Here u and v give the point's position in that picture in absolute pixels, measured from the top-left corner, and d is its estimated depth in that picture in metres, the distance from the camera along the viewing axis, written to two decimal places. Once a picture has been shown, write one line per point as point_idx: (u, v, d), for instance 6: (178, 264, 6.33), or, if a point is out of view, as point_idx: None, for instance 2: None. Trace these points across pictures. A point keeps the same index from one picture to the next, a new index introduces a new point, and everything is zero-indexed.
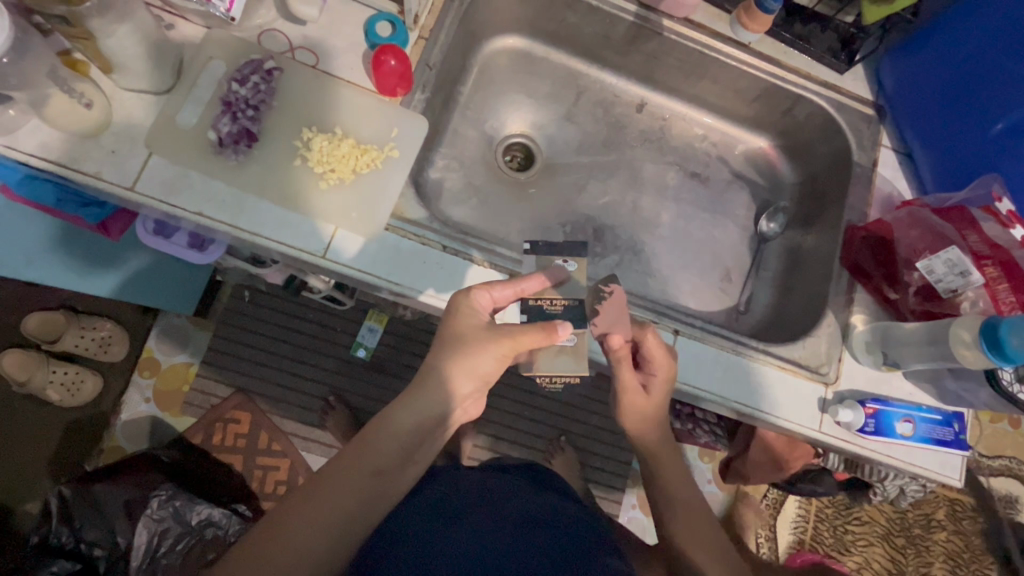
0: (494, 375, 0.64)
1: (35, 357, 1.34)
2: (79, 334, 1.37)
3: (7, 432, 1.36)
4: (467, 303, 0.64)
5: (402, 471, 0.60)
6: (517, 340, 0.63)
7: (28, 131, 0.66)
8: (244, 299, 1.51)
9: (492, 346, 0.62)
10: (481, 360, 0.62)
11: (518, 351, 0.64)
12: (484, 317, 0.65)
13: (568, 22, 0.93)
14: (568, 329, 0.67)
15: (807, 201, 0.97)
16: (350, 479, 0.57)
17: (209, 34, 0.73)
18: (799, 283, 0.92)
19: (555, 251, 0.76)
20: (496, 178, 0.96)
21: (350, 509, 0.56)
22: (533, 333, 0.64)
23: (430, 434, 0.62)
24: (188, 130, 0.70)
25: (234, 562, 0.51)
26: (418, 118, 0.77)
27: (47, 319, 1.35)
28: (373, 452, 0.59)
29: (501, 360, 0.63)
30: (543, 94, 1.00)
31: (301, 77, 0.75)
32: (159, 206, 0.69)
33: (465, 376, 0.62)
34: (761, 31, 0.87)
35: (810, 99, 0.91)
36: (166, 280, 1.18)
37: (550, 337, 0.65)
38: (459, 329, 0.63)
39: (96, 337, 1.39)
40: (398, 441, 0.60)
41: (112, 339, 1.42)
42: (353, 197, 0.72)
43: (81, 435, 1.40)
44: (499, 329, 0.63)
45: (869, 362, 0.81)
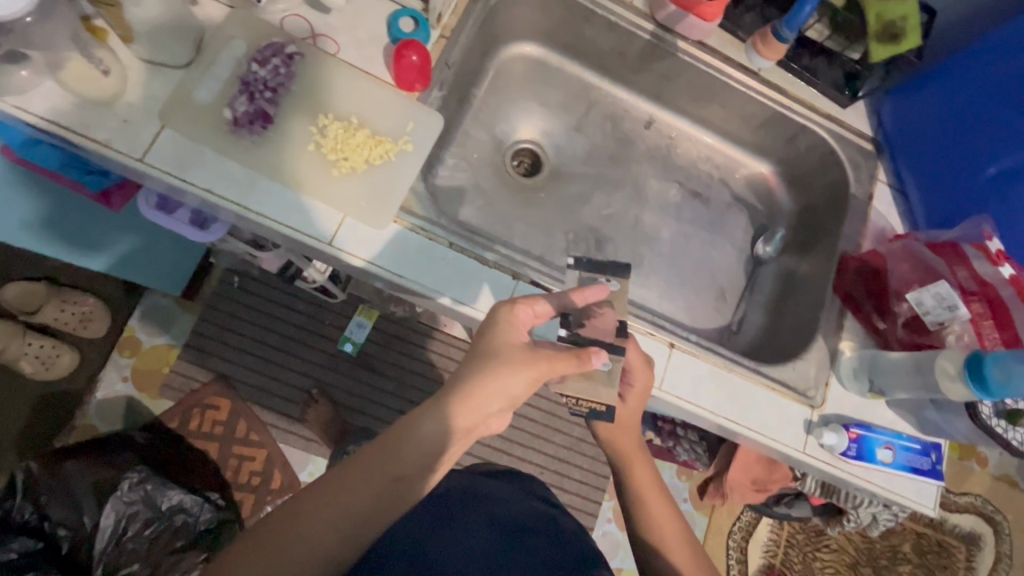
0: (522, 396, 0.62)
1: (12, 328, 1.32)
2: (59, 307, 1.35)
3: None
4: (508, 316, 0.63)
5: (421, 479, 0.58)
6: (551, 365, 0.62)
7: (40, 93, 0.65)
8: (233, 284, 1.50)
9: (526, 368, 0.60)
10: (510, 379, 0.60)
11: (550, 376, 0.62)
12: (521, 334, 0.63)
13: (585, 35, 0.95)
14: (602, 359, 0.63)
15: (803, 228, 1.00)
16: (368, 480, 0.56)
17: (233, 14, 0.73)
18: (790, 308, 0.94)
19: (597, 268, 0.72)
20: (502, 182, 0.97)
21: (365, 510, 0.55)
22: (564, 361, 0.62)
23: (451, 446, 0.60)
24: (204, 106, 0.69)
25: (251, 538, 0.53)
26: (434, 115, 0.78)
27: (27, 289, 1.34)
28: (393, 459, 0.57)
29: (530, 384, 0.61)
30: (555, 103, 1.02)
31: (320, 64, 0.75)
32: (167, 178, 0.68)
33: (494, 395, 0.60)
34: (774, 60, 0.90)
35: (812, 130, 0.93)
36: (157, 260, 1.17)
37: (581, 366, 0.63)
38: (492, 344, 0.61)
39: (76, 312, 1.37)
40: (421, 450, 0.58)
41: (92, 315, 1.39)
42: (364, 186, 0.73)
43: (51, 411, 1.38)
44: (534, 349, 0.62)
45: (855, 388, 0.83)
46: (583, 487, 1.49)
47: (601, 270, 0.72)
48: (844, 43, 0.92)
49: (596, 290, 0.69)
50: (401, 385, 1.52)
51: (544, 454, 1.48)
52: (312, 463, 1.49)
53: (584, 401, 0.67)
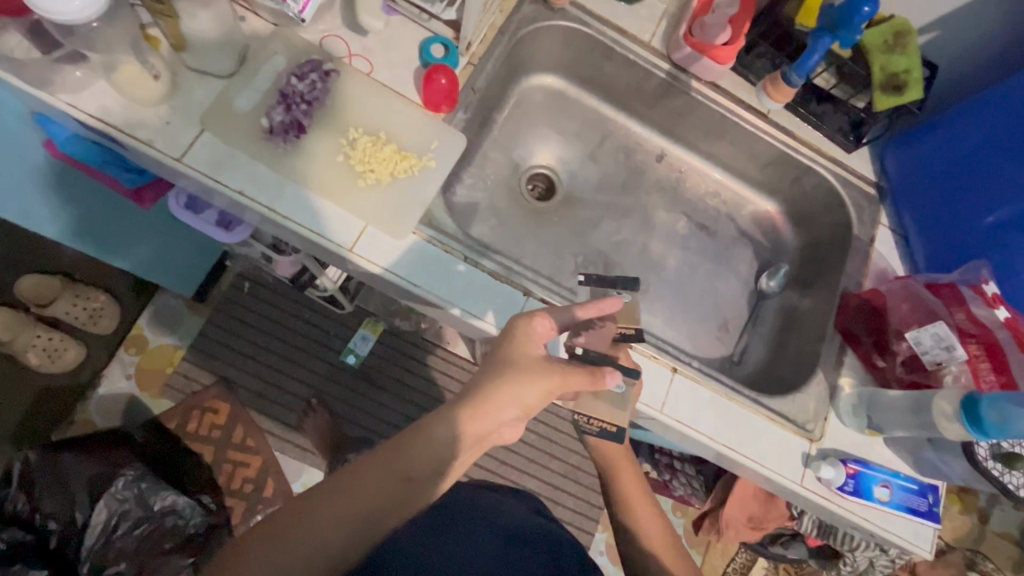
0: (534, 406, 0.64)
1: (24, 320, 1.36)
2: (71, 302, 1.40)
3: None
4: (526, 327, 0.65)
5: (431, 482, 0.60)
6: (564, 378, 0.64)
7: (91, 93, 0.70)
8: (243, 290, 1.53)
9: (542, 380, 0.63)
10: (526, 389, 0.62)
11: (563, 391, 0.65)
12: (537, 347, 0.65)
13: (604, 71, 0.99)
14: (616, 378, 0.66)
15: (806, 265, 1.03)
16: (380, 480, 0.58)
17: (276, 32, 0.77)
18: (792, 343, 0.96)
19: (608, 283, 0.75)
20: (517, 204, 1.00)
21: (375, 510, 0.56)
22: (579, 377, 0.65)
23: (464, 451, 0.61)
24: (242, 114, 0.73)
25: (260, 529, 0.54)
26: (458, 135, 0.81)
27: (42, 282, 1.40)
28: (405, 461, 0.59)
29: (544, 395, 0.63)
30: (572, 131, 1.05)
31: (355, 82, 0.79)
32: (200, 179, 0.72)
33: (509, 403, 0.62)
34: (783, 102, 0.94)
35: (818, 172, 0.97)
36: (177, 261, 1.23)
37: (595, 384, 0.65)
38: (509, 354, 0.64)
39: (87, 308, 1.42)
40: (434, 453, 0.59)
41: (102, 312, 1.44)
42: (389, 198, 0.76)
43: (52, 404, 1.41)
44: (549, 363, 0.64)
45: (854, 424, 0.84)
46: (576, 515, 1.48)
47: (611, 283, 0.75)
48: (850, 91, 0.96)
49: (610, 303, 0.70)
50: (402, 401, 1.53)
51: (538, 480, 1.47)
52: (306, 474, 1.49)
53: (593, 418, 0.69)
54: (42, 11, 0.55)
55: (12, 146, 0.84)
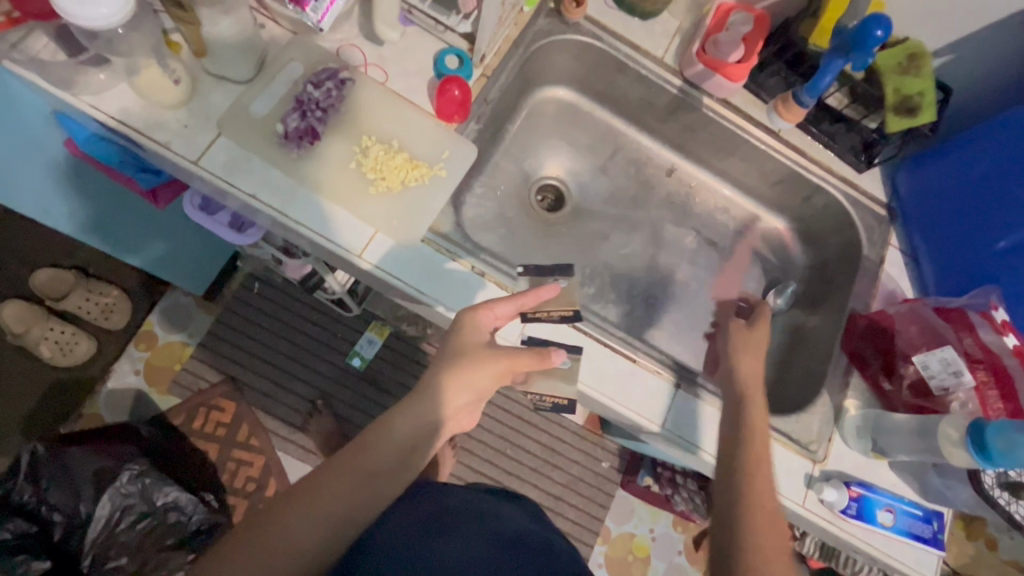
0: (490, 388, 0.70)
1: (37, 311, 1.41)
2: (85, 296, 1.42)
3: None
4: (471, 318, 0.70)
5: (397, 475, 0.63)
6: (513, 361, 0.69)
7: (113, 95, 0.72)
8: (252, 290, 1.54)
9: (491, 364, 0.68)
10: (478, 375, 0.68)
11: (513, 372, 0.70)
12: (483, 334, 0.71)
13: (616, 85, 1.00)
14: (562, 356, 0.71)
15: (814, 283, 1.03)
16: (348, 479, 0.60)
17: (295, 40, 0.79)
18: (798, 362, 0.96)
19: (544, 271, 0.82)
20: (526, 215, 1.02)
21: (346, 509, 0.59)
22: (526, 358, 0.70)
23: (426, 441, 0.66)
24: (259, 119, 0.75)
25: (235, 542, 0.56)
26: (469, 146, 0.81)
27: (56, 276, 1.42)
28: (371, 457, 0.63)
29: (495, 378, 0.69)
30: (582, 144, 1.06)
31: (369, 90, 0.80)
32: (214, 181, 0.73)
33: (463, 390, 0.67)
34: (793, 122, 0.94)
35: (828, 191, 0.97)
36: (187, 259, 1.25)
37: (544, 362, 0.70)
38: (461, 343, 0.69)
39: (100, 302, 1.44)
40: (396, 446, 0.64)
41: (115, 307, 1.47)
42: (398, 205, 0.77)
43: (63, 397, 1.44)
44: (496, 348, 0.70)
45: (859, 447, 0.84)
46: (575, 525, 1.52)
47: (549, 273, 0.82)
48: (862, 112, 0.96)
49: (547, 290, 0.73)
50: None
51: (541, 490, 1.52)
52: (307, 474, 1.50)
53: (547, 395, 0.77)
54: (69, 16, 0.56)
55: (33, 147, 0.85)
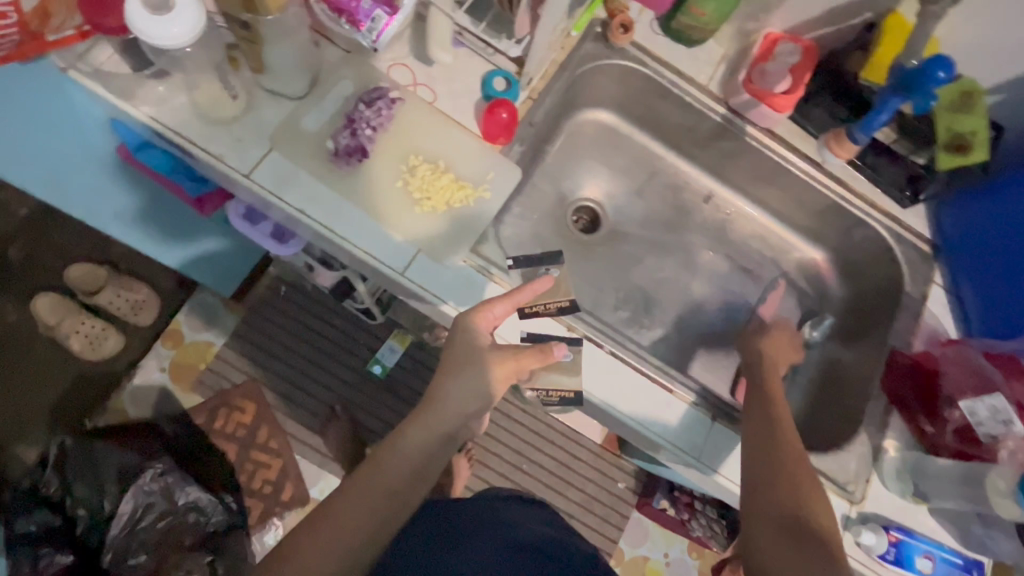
0: (496, 395, 0.71)
1: (69, 304, 1.48)
2: (116, 292, 1.48)
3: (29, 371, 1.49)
4: (474, 320, 0.71)
5: (415, 487, 0.64)
6: (518, 359, 0.71)
7: (170, 106, 0.74)
8: (279, 294, 1.56)
9: (497, 365, 0.70)
10: (484, 378, 0.69)
11: (519, 371, 0.72)
12: (486, 336, 0.72)
13: (658, 110, 0.99)
14: (563, 349, 0.73)
15: (851, 317, 1.01)
16: (366, 499, 0.61)
17: (347, 58, 0.80)
18: (834, 398, 0.94)
19: (536, 262, 0.80)
20: (562, 235, 1.01)
21: (368, 530, 0.60)
22: (530, 355, 0.71)
23: (438, 450, 0.67)
24: (310, 135, 0.76)
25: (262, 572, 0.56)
26: (513, 169, 0.82)
27: (89, 272, 1.49)
28: (385, 473, 0.63)
29: (503, 380, 0.71)
30: (621, 167, 1.06)
31: (418, 109, 0.81)
32: (264, 195, 0.74)
33: (473, 398, 0.70)
34: (843, 158, 0.93)
35: (871, 225, 0.95)
36: (218, 261, 1.25)
37: (546, 359, 0.72)
38: (465, 348, 0.71)
39: (130, 299, 1.50)
40: (409, 459, 0.65)
41: (144, 304, 1.51)
42: (442, 224, 0.77)
43: (91, 389, 1.50)
44: (499, 348, 0.72)
45: (897, 490, 0.82)
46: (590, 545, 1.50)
47: (540, 262, 0.80)
48: (910, 147, 0.94)
49: (543, 282, 0.74)
50: None
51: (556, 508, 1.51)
52: (324, 480, 1.50)
53: (554, 390, 0.77)
54: (137, 32, 0.57)
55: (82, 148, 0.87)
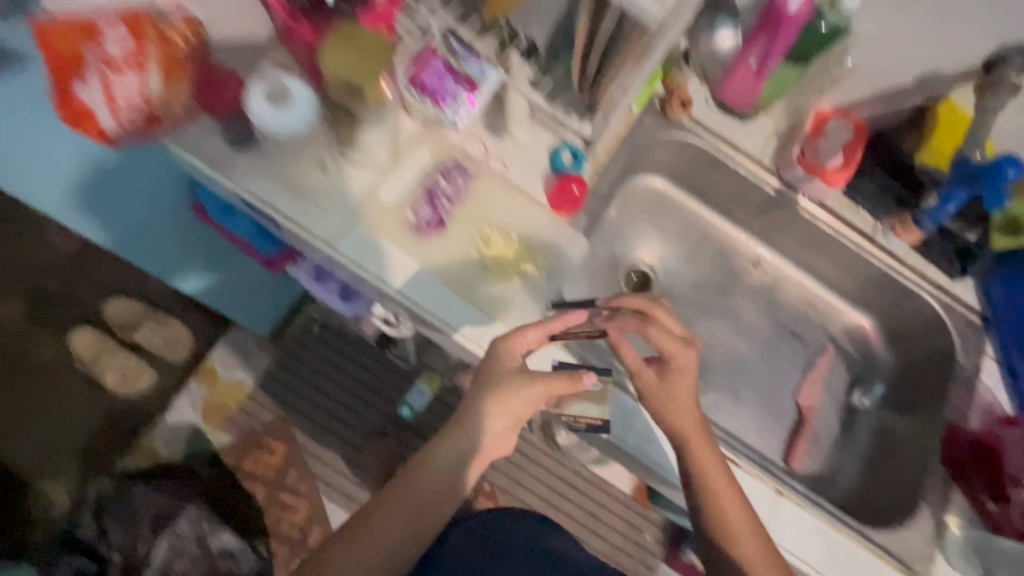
0: (523, 415, 0.74)
1: (103, 339, 1.51)
2: (151, 326, 1.52)
3: (59, 407, 1.50)
4: (505, 346, 0.72)
5: (443, 499, 0.74)
6: (547, 386, 0.73)
7: (257, 176, 0.76)
8: (313, 331, 1.55)
9: (525, 391, 0.73)
10: (512, 403, 0.73)
11: (549, 396, 0.74)
12: (518, 361, 0.73)
13: (710, 178, 1.02)
14: (593, 378, 0.74)
15: (901, 385, 1.02)
16: (402, 508, 0.73)
17: (423, 130, 0.83)
18: (888, 468, 0.94)
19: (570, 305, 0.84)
20: (614, 297, 1.04)
21: (405, 534, 0.72)
22: (560, 382, 0.73)
23: (465, 466, 0.75)
24: (390, 207, 0.79)
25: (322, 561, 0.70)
26: (582, 241, 0.84)
27: (126, 306, 1.53)
28: (416, 487, 0.73)
29: (531, 404, 0.74)
30: (671, 231, 1.09)
31: (493, 183, 0.84)
32: (343, 263, 0.77)
33: (497, 417, 0.74)
34: (909, 241, 0.96)
35: (921, 296, 0.97)
36: (245, 298, 1.24)
37: (575, 384, 0.73)
38: (494, 372, 0.72)
39: (163, 334, 1.52)
40: (438, 475, 0.74)
41: (177, 339, 1.53)
42: (513, 293, 0.80)
43: (121, 426, 1.49)
44: (529, 375, 0.73)
45: (962, 568, 0.82)
46: None
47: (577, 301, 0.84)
48: (960, 223, 0.93)
49: (576, 315, 0.73)
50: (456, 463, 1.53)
51: None
52: None
53: (582, 417, 0.79)
54: (254, 119, 0.60)
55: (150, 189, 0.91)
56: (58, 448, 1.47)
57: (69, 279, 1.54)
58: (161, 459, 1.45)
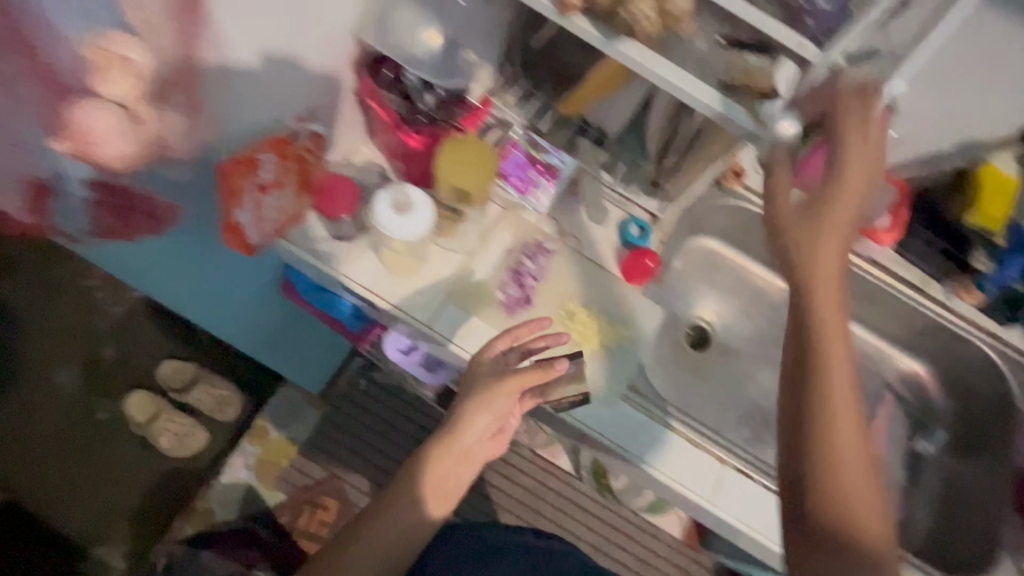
0: (506, 410, 0.77)
1: (154, 401, 1.50)
2: (204, 389, 1.52)
3: (111, 472, 1.48)
4: (482, 353, 0.78)
5: (439, 499, 0.77)
6: (521, 380, 0.75)
7: (358, 264, 0.82)
8: (359, 387, 1.54)
9: (504, 386, 0.75)
10: (494, 402, 0.76)
11: (525, 388, 0.76)
12: (493, 361, 0.78)
13: (763, 238, 1.08)
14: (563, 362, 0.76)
15: (963, 432, 1.06)
16: (396, 509, 0.75)
17: (504, 212, 0.89)
18: (965, 516, 0.98)
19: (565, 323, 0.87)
20: (679, 354, 1.08)
21: (401, 534, 0.74)
22: (531, 373, 0.75)
23: (455, 465, 0.77)
24: (479, 288, 0.85)
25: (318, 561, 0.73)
26: (654, 308, 0.90)
27: (178, 368, 1.53)
28: (410, 488, 0.76)
29: (509, 398, 0.76)
30: (727, 288, 1.14)
31: (571, 260, 0.90)
32: (443, 343, 0.83)
33: (478, 415, 0.76)
34: (973, 302, 0.99)
35: (976, 345, 1.01)
36: (305, 357, 1.29)
37: (547, 371, 0.76)
38: (477, 376, 0.77)
39: (215, 395, 1.52)
40: (432, 477, 0.76)
41: (228, 400, 1.53)
42: (598, 363, 0.86)
43: (174, 487, 1.49)
44: (505, 370, 0.77)
45: None
46: None
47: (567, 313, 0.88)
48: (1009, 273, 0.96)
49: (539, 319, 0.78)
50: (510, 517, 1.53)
51: None
52: None
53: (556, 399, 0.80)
54: (383, 227, 0.69)
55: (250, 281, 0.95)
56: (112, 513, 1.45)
57: (123, 345, 1.54)
58: (218, 520, 1.43)
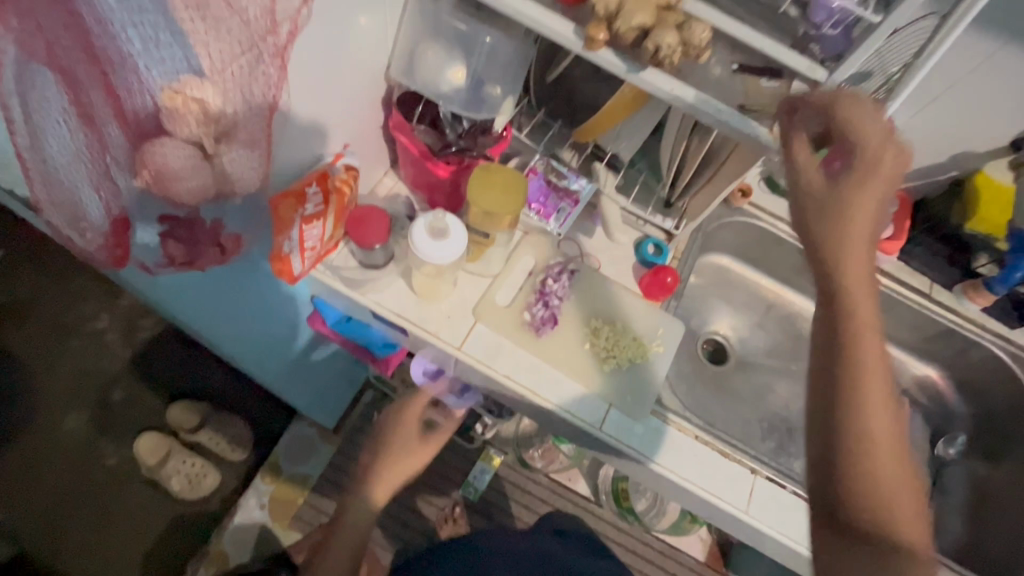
0: None
1: (165, 442, 1.47)
2: (214, 428, 1.48)
3: (120, 518, 1.43)
4: None
5: None
6: None
7: (389, 291, 0.85)
8: (373, 419, 1.54)
9: None
10: None
11: None
12: None
13: (771, 253, 1.12)
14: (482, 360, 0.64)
15: (983, 433, 1.07)
16: None
17: (525, 236, 0.93)
18: (996, 516, 0.99)
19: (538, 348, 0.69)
20: (699, 369, 1.10)
21: None
22: None
23: None
24: (507, 308, 0.87)
25: None
26: (678, 322, 0.92)
27: (187, 408, 1.49)
28: None
29: None
30: (740, 302, 1.17)
31: (592, 279, 0.93)
32: (472, 363, 0.84)
33: None
34: (982, 304, 1.03)
35: (986, 346, 1.04)
36: (320, 389, 1.34)
37: None
38: None
39: (225, 435, 1.48)
40: None
41: (238, 439, 1.49)
42: (627, 380, 0.87)
43: (183, 530, 1.44)
44: None
45: None
46: None
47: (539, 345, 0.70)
48: None
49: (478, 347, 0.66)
50: None
51: None
52: None
53: None
54: (417, 250, 0.72)
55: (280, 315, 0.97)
56: (118, 561, 1.39)
57: (135, 387, 1.54)
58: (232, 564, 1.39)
